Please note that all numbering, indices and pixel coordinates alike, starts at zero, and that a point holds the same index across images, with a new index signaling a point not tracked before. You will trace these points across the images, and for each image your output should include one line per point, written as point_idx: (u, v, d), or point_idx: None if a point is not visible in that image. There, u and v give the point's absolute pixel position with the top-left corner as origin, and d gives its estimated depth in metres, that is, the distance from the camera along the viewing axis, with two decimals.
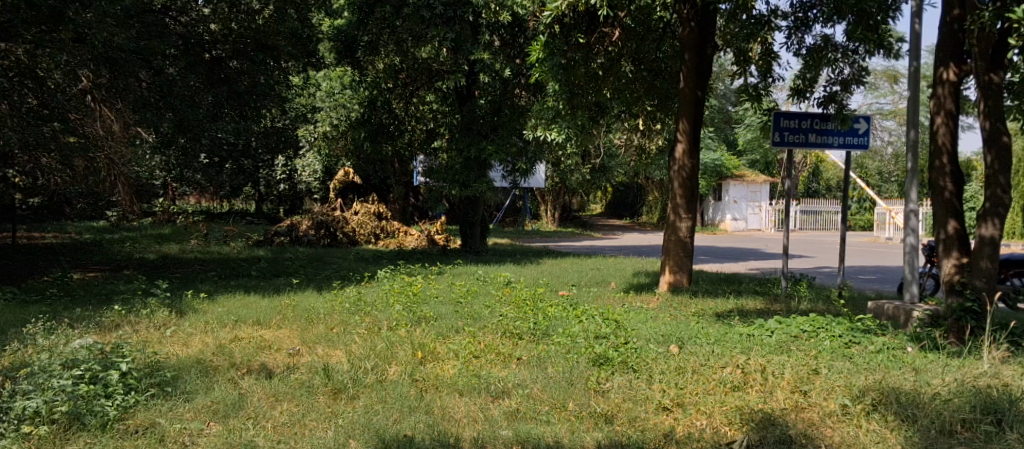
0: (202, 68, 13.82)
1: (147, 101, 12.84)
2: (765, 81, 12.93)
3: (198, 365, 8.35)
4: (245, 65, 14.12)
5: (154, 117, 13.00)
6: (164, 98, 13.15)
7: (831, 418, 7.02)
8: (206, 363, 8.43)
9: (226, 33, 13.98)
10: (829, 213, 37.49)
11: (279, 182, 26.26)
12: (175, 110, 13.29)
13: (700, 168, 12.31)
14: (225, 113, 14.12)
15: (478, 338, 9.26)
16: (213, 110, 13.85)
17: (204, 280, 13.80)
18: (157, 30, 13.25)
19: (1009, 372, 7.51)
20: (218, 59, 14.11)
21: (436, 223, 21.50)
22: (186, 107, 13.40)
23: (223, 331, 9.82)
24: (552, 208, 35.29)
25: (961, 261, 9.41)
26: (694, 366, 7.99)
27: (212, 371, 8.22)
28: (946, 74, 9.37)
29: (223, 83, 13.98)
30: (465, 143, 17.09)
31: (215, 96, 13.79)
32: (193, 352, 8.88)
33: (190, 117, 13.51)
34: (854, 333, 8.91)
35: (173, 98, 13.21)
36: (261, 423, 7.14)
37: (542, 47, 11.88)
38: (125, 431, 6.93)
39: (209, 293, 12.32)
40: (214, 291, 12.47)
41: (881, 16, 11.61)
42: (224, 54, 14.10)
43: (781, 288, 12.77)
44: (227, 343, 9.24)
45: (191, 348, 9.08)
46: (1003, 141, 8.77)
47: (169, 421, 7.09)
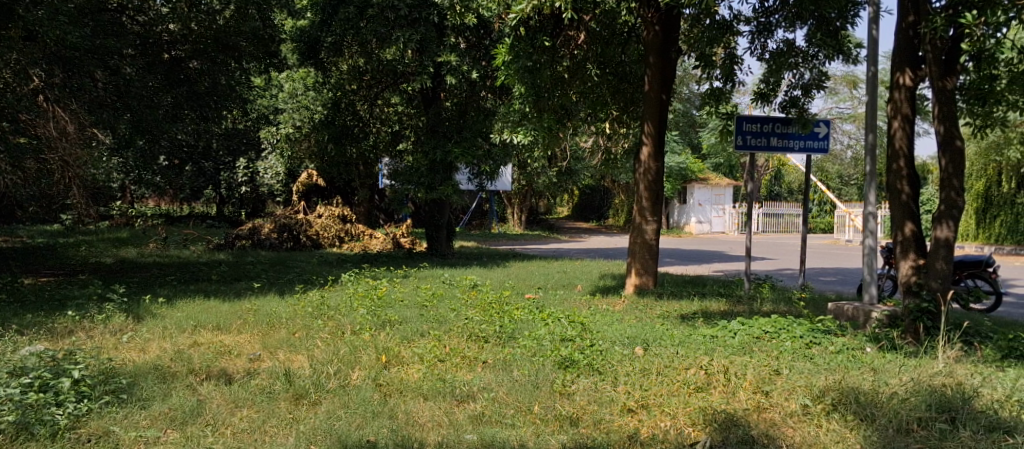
0: (161, 68, 13.63)
1: (102, 102, 12.65)
2: (729, 85, 13.06)
3: (155, 370, 8.26)
4: (204, 64, 14.03)
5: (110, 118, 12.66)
6: (121, 98, 12.94)
7: (792, 418, 7.12)
8: (164, 369, 8.35)
9: (186, 33, 13.75)
10: (791, 216, 37.99)
11: (240, 185, 26.05)
12: (133, 111, 12.93)
13: (664, 170, 12.40)
14: (185, 115, 13.97)
15: (443, 341, 9.25)
16: (172, 112, 13.70)
17: (163, 285, 13.65)
18: (114, 29, 13.06)
19: (963, 371, 7.64)
20: (178, 59, 13.95)
21: (402, 226, 21.56)
22: (144, 108, 13.03)
23: (182, 336, 9.74)
24: (519, 211, 35.07)
25: (917, 263, 9.56)
26: (659, 368, 8.07)
27: (169, 377, 8.14)
28: (903, 79, 9.52)
29: (182, 84, 13.82)
30: (430, 146, 17.08)
31: (175, 98, 13.67)
32: (150, 358, 8.79)
33: (149, 118, 13.13)
34: (815, 334, 9.03)
35: (130, 98, 12.91)
36: (219, 430, 7.09)
37: (508, 50, 11.93)
38: (76, 440, 6.84)
39: (168, 298, 12.21)
40: (173, 296, 12.34)
41: (840, 23, 11.95)
42: (184, 54, 13.95)
43: (744, 290, 12.90)
44: (185, 349, 9.16)
45: (148, 353, 8.99)
46: (956, 145, 8.90)
47: (124, 429, 7.00)
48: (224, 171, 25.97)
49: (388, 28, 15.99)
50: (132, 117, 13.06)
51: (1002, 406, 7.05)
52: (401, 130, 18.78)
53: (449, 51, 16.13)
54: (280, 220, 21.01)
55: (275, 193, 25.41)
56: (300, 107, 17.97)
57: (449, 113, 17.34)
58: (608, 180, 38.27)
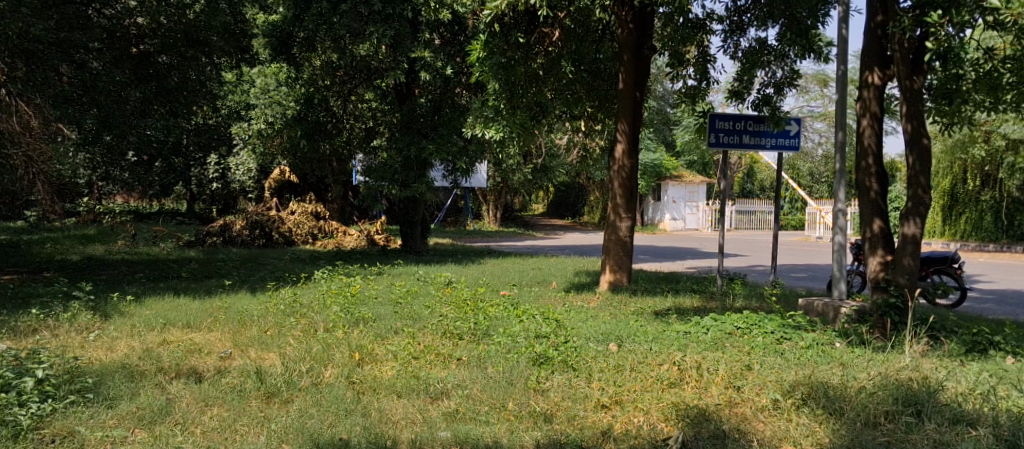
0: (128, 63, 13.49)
1: (68, 96, 12.47)
2: (703, 83, 13.16)
3: (123, 369, 8.21)
4: (173, 59, 14.02)
5: (77, 113, 12.48)
6: (87, 92, 12.61)
7: (763, 412, 7.20)
8: (132, 367, 8.29)
9: (155, 27, 13.89)
10: (763, 213, 38.34)
11: (211, 181, 25.88)
12: (100, 106, 12.73)
13: (638, 167, 12.46)
14: (154, 111, 13.79)
15: (417, 338, 9.25)
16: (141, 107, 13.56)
17: (131, 282, 13.55)
18: (79, 22, 12.73)
19: (929, 365, 7.72)
20: (147, 54, 13.87)
21: (376, 223, 21.55)
22: (112, 103, 12.89)
23: (151, 334, 9.68)
24: (494, 208, 35.10)
25: (885, 259, 9.66)
26: (632, 364, 8.13)
27: (137, 376, 8.08)
28: (871, 78, 9.62)
29: (152, 79, 13.68)
30: (404, 142, 17.06)
31: (144, 93, 13.49)
32: (118, 357, 8.72)
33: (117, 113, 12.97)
34: (785, 330, 9.12)
35: (97, 93, 12.58)
36: (189, 429, 7.05)
37: (483, 45, 11.86)
38: (40, 441, 6.79)
39: (137, 295, 12.12)
40: (142, 294, 12.25)
41: (810, 21, 12.02)
42: (153, 48, 13.92)
43: (717, 286, 12.99)
44: (155, 347, 9.10)
45: (116, 352, 8.92)
46: (923, 144, 9.01)
47: (90, 430, 6.95)
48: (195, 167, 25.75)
49: (362, 24, 15.91)
50: (99, 112, 12.71)
51: (967, 399, 7.14)
52: (376, 127, 18.59)
53: (423, 46, 16.11)
54: (252, 217, 20.88)
55: (247, 190, 25.27)
56: (272, 102, 18.42)
57: (424, 109, 17.32)
58: (582, 177, 38.39)
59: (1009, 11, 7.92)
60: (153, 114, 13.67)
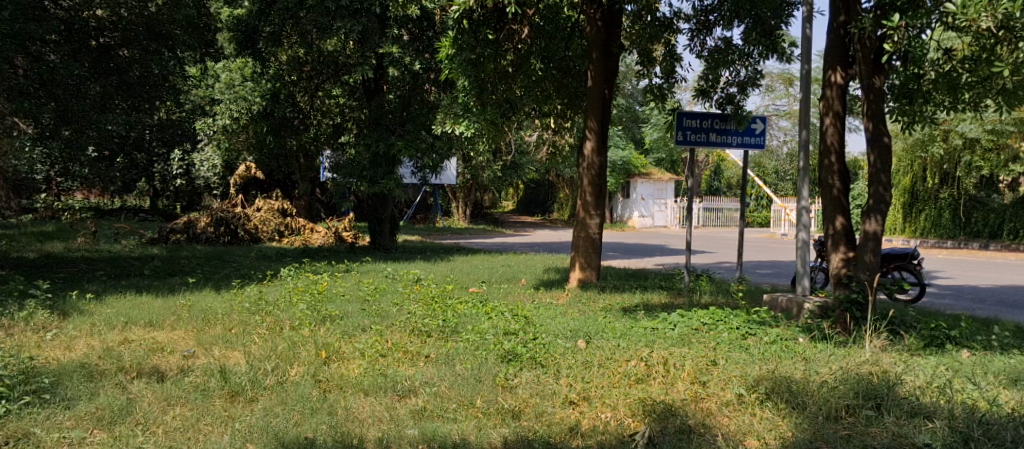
0: (88, 56, 13.27)
1: (23, 89, 12.45)
2: (670, 82, 13.26)
3: (82, 369, 8.13)
4: (135, 53, 13.75)
5: (32, 107, 12.39)
6: (44, 86, 12.64)
7: (728, 407, 7.28)
8: (91, 367, 8.21)
9: (115, 20, 13.66)
10: (730, 210, 38.67)
11: (175, 177, 25.69)
12: (57, 100, 12.70)
13: (607, 165, 12.53)
14: (116, 105, 13.65)
15: (385, 336, 9.24)
16: (102, 101, 13.34)
17: (91, 280, 13.41)
18: (35, 13, 12.46)
19: (889, 359, 7.85)
20: (106, 46, 13.60)
21: (344, 220, 21.52)
22: (69, 97, 12.76)
23: (111, 333, 9.58)
24: (463, 205, 35.06)
25: (848, 256, 9.78)
26: (600, 360, 8.18)
27: (96, 376, 8.01)
28: (834, 77, 9.75)
29: (113, 73, 13.51)
30: (373, 138, 17.04)
31: (104, 87, 13.32)
32: (76, 356, 8.63)
33: (75, 107, 12.83)
34: (750, 325, 9.21)
35: (52, 87, 12.62)
36: (151, 429, 7.01)
37: (451, 43, 11.94)
38: None
39: (97, 293, 11.99)
40: (102, 292, 12.10)
41: (774, 21, 12.13)
42: (113, 41, 13.71)
43: (684, 282, 13.09)
44: (115, 346, 9.01)
45: (74, 351, 8.83)
46: (884, 142, 9.14)
47: (47, 431, 6.89)
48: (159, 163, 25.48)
49: (329, 18, 15.84)
50: (55, 105, 12.68)
51: (924, 393, 7.25)
52: (343, 123, 18.67)
53: (392, 42, 16.10)
54: (216, 214, 20.69)
55: (212, 186, 25.09)
56: (237, 98, 17.93)
57: (392, 105, 17.26)
58: (551, 174, 38.50)
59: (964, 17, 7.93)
60: (115, 109, 13.52)
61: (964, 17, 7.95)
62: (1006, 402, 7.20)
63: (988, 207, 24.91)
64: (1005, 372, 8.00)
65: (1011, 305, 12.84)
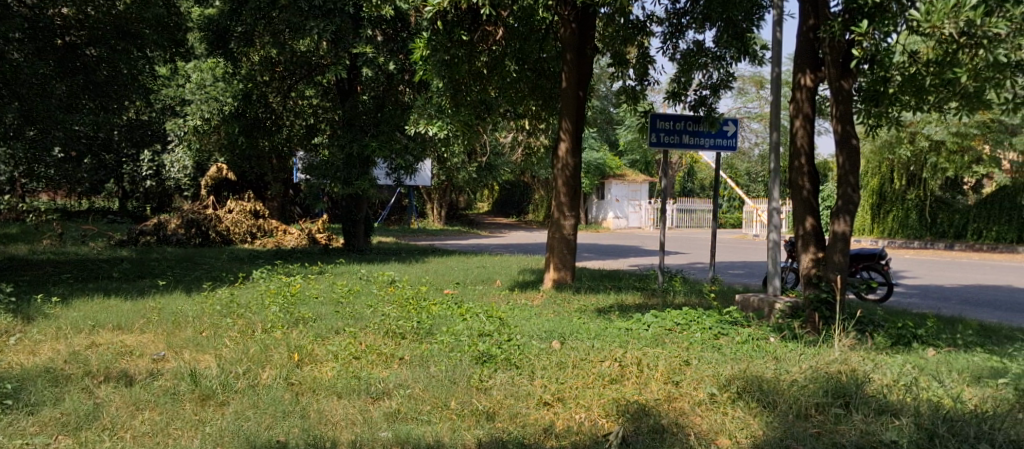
0: (53, 55, 13.11)
1: None
2: (643, 84, 13.33)
3: (47, 374, 8.05)
4: (103, 51, 13.54)
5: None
6: (7, 85, 12.49)
7: (700, 406, 7.33)
8: (57, 371, 8.13)
9: (81, 18, 13.46)
10: (703, 211, 38.92)
11: (145, 178, 25.46)
12: (22, 100, 12.57)
13: (582, 166, 12.59)
14: (83, 105, 13.54)
15: (359, 338, 9.22)
16: (69, 100, 13.24)
17: (57, 283, 13.28)
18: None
19: (857, 358, 7.94)
20: (72, 46, 13.43)
21: (317, 221, 21.45)
22: (35, 96, 12.62)
23: (78, 337, 9.49)
24: (438, 206, 35.02)
25: (817, 256, 9.88)
26: (575, 361, 8.21)
27: (62, 380, 7.95)
28: (804, 80, 9.85)
29: (79, 72, 13.36)
30: (347, 139, 16.98)
31: (70, 86, 13.19)
32: (41, 360, 8.55)
33: (40, 106, 12.69)
34: (723, 325, 9.29)
35: (17, 86, 12.47)
36: (118, 434, 6.96)
37: (425, 44, 11.84)
38: None
39: (63, 297, 11.86)
40: (69, 295, 11.98)
41: (746, 24, 12.24)
42: (80, 40, 13.51)
43: (658, 283, 13.16)
44: (82, 350, 8.93)
45: (39, 356, 8.75)
46: (852, 144, 9.22)
47: (10, 438, 6.82)
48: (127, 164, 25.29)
49: (302, 19, 15.74)
50: (20, 105, 12.57)
51: (891, 391, 7.33)
52: (316, 124, 18.63)
53: (365, 42, 16.06)
54: (187, 216, 20.54)
55: (183, 187, 24.90)
56: (209, 98, 17.25)
57: (366, 106, 17.19)
58: (525, 175, 38.54)
59: (927, 24, 8.01)
60: (81, 108, 13.43)
61: (929, 25, 8.00)
62: (969, 399, 7.31)
63: (953, 208, 25.46)
64: (969, 369, 8.13)
65: (976, 305, 13.02)
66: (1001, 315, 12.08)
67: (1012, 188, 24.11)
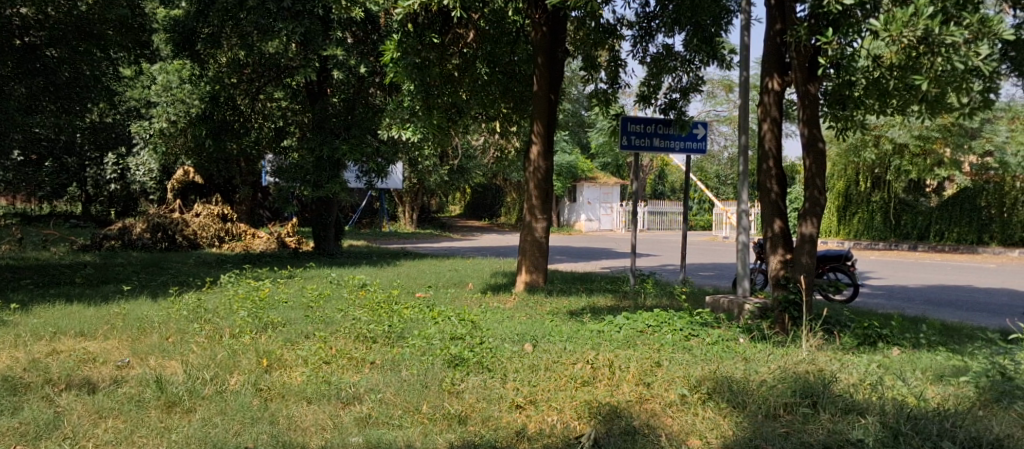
0: (11, 54, 12.95)
1: None
2: (614, 87, 13.42)
3: (7, 382, 7.95)
4: (63, 52, 13.37)
5: None
6: None
7: (671, 407, 7.38)
8: (17, 380, 8.03)
9: (41, 19, 13.09)
10: (674, 213, 39.14)
11: (109, 182, 25.22)
12: None
13: (553, 169, 12.63)
14: (42, 107, 13.63)
15: (329, 343, 9.19)
16: (27, 101, 13.28)
17: (18, 289, 13.12)
18: None
19: (824, 358, 8.03)
20: (32, 47, 13.17)
21: (287, 225, 21.36)
22: None
23: (38, 344, 9.38)
24: (410, 209, 34.96)
25: (785, 258, 9.97)
26: (547, 364, 8.23)
27: (21, 389, 7.86)
28: (771, 84, 9.98)
29: (38, 74, 13.18)
30: (317, 142, 16.86)
31: (29, 88, 13.14)
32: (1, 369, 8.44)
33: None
34: (693, 327, 9.36)
35: None
36: (80, 443, 6.89)
37: (396, 46, 11.78)
38: None
39: (23, 303, 11.70)
40: (30, 302, 11.83)
41: (715, 29, 12.27)
42: (40, 41, 13.24)
43: (630, 285, 13.23)
44: (42, 358, 8.83)
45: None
46: (819, 148, 9.33)
47: None
48: (90, 167, 25.02)
49: (270, 20, 15.68)
50: None
51: (857, 390, 7.42)
52: (285, 126, 18.62)
53: (335, 44, 16.02)
54: (153, 220, 20.35)
55: (149, 191, 24.67)
56: (175, 101, 17.30)
57: (337, 109, 17.16)
58: (497, 178, 38.55)
59: (887, 34, 8.19)
60: (40, 110, 13.66)
61: (887, 34, 8.20)
62: (933, 397, 7.42)
63: (916, 210, 25.80)
64: (932, 368, 8.25)
65: (939, 304, 13.21)
66: (964, 314, 12.26)
67: (973, 190, 24.50)
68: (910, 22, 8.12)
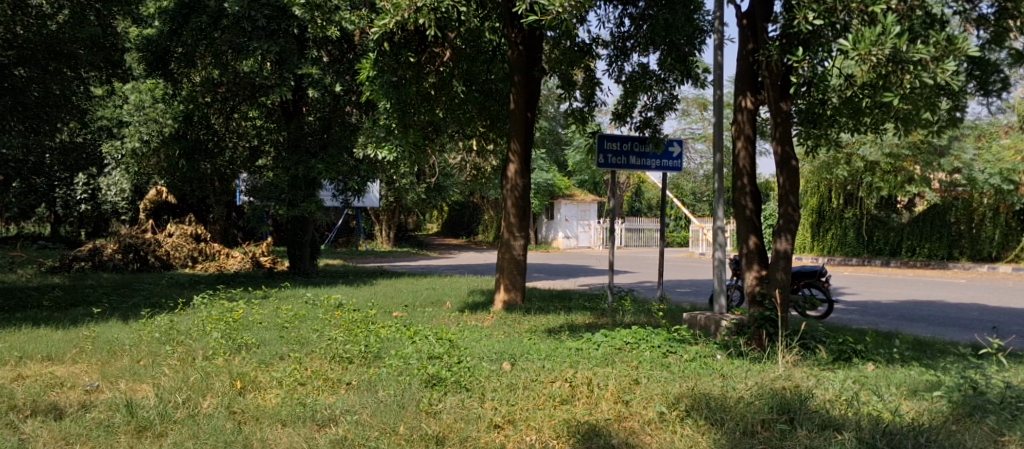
0: None
1: None
2: (590, 105, 13.48)
3: None
4: (33, 72, 13.23)
5: None
6: None
7: (650, 425, 7.38)
8: None
9: (11, 38, 13.09)
10: (651, 230, 39.32)
11: (80, 202, 24.99)
12: None
13: (530, 187, 12.66)
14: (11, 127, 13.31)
15: (305, 364, 9.14)
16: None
17: None
18: None
19: (800, 374, 8.07)
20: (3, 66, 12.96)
21: (262, 244, 21.27)
22: None
23: (5, 369, 9.26)
24: (387, 227, 34.89)
25: (761, 274, 10.01)
26: (525, 382, 8.21)
27: None
28: (744, 102, 10.04)
29: (7, 94, 13.03)
30: (292, 161, 16.82)
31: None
32: None
33: None
34: (671, 343, 9.38)
35: None
36: None
37: (372, 65, 12.00)
38: None
39: None
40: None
41: (689, 48, 12.39)
42: (8, 60, 13.07)
43: (607, 302, 13.23)
44: (8, 383, 8.71)
45: None
46: (792, 166, 9.38)
47: None
48: (60, 188, 24.80)
49: (245, 39, 15.74)
50: None
51: (833, 406, 7.46)
52: (259, 146, 18.42)
53: (311, 63, 16.02)
54: (125, 240, 20.17)
55: (120, 211, 24.48)
56: (147, 120, 17.48)
57: (312, 127, 17.14)
58: (474, 196, 38.56)
59: (856, 53, 8.26)
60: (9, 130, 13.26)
61: (856, 53, 8.25)
62: (907, 412, 7.47)
63: (888, 226, 26.06)
64: (906, 383, 8.31)
65: (912, 319, 13.32)
66: (936, 329, 12.35)
67: (942, 206, 24.74)
68: (879, 41, 8.18)
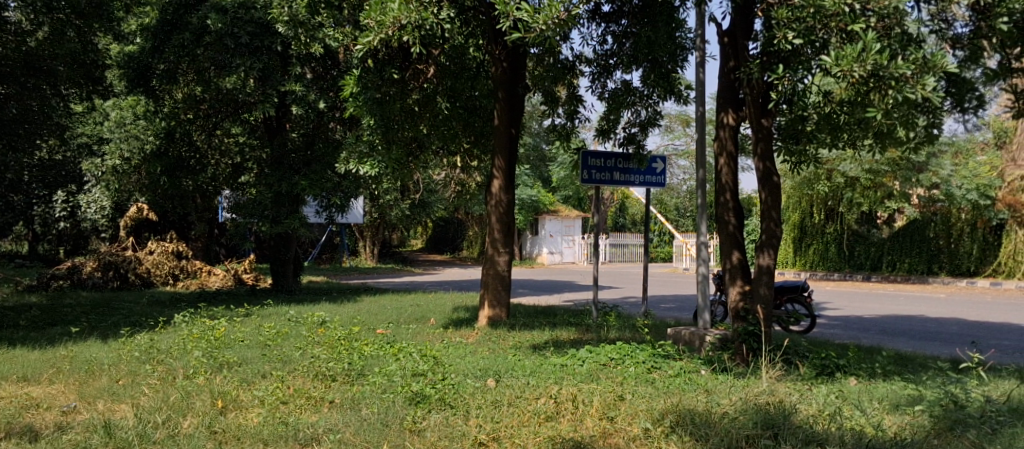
0: None
1: None
2: (573, 122, 13.52)
3: None
4: (12, 89, 13.13)
5: None
6: None
7: (635, 442, 7.37)
8: None
9: None
10: (635, 245, 39.40)
11: (59, 219, 24.82)
12: None
13: (514, 203, 12.68)
14: None
15: (287, 382, 9.10)
16: None
17: None
18: None
19: (784, 389, 8.09)
20: None
21: (244, 261, 21.19)
22: None
23: None
24: (370, 244, 34.79)
25: (744, 289, 10.03)
26: (510, 399, 8.21)
27: None
28: (726, 118, 10.07)
29: None
30: (275, 178, 16.77)
31: None
32: None
33: None
34: (656, 359, 9.39)
35: None
36: None
37: (356, 81, 12.04)
38: None
39: None
40: None
41: (671, 65, 12.49)
42: None
43: (592, 318, 13.23)
44: None
45: None
46: (774, 181, 9.46)
47: None
48: (39, 205, 24.62)
49: (229, 55, 15.81)
50: None
51: (816, 420, 7.49)
52: (243, 162, 18.38)
53: (294, 79, 16.03)
54: (105, 258, 20.04)
55: (100, 228, 24.30)
56: (129, 137, 17.00)
57: (295, 144, 17.11)
58: (457, 212, 38.52)
59: (838, 70, 8.38)
60: None
61: (838, 69, 8.36)
62: (890, 426, 7.50)
63: (869, 241, 26.27)
64: (889, 398, 8.34)
65: (894, 333, 13.39)
66: (918, 343, 12.41)
67: (922, 221, 24.88)
68: (859, 57, 8.30)
